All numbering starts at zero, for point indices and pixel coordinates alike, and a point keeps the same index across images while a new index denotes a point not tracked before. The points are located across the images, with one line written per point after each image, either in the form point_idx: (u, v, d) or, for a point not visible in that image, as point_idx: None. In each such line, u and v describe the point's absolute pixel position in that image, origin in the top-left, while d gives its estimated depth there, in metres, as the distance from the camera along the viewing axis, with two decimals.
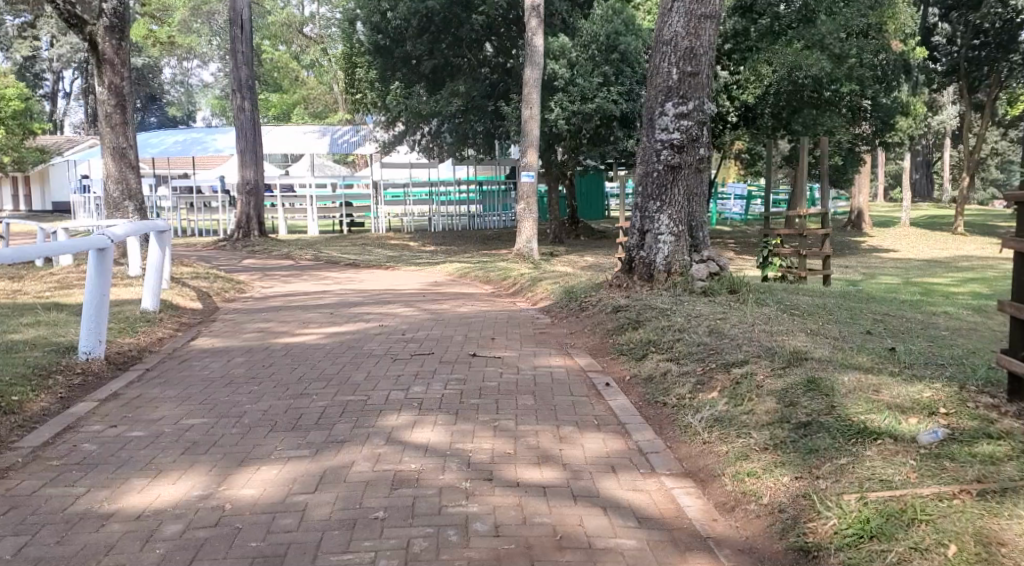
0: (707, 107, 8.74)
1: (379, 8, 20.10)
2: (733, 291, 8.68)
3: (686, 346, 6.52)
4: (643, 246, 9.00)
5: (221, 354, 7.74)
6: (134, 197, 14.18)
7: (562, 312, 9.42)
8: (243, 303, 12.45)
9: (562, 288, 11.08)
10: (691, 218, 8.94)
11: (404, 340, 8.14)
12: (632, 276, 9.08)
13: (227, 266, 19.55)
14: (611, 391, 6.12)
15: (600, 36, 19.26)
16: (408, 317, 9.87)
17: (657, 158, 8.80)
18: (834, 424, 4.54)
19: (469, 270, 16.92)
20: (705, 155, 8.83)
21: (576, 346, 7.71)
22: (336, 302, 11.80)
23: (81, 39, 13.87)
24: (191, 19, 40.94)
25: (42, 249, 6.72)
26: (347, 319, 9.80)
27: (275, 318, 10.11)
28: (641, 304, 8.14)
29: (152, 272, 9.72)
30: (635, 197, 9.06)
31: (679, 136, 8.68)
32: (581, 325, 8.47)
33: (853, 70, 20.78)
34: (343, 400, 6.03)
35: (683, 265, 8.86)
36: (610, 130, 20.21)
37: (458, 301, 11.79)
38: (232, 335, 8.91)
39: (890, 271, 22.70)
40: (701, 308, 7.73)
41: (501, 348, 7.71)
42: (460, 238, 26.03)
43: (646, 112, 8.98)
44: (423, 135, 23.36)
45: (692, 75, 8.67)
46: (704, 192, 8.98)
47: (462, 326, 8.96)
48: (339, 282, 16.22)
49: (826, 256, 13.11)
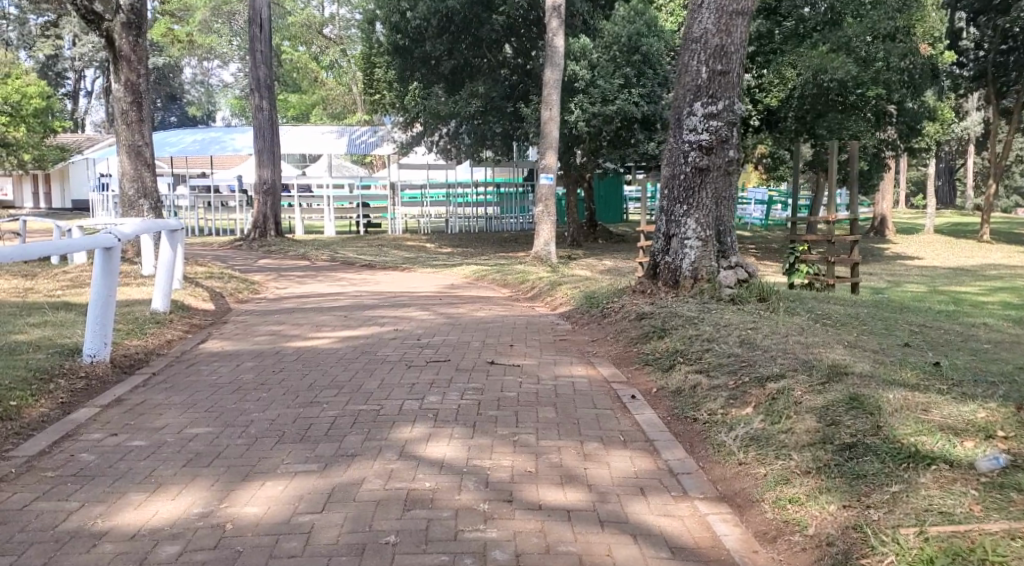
0: (738, 108, 8.40)
1: (398, 7, 19.86)
2: (762, 299, 8.34)
3: (717, 358, 6.19)
4: (669, 251, 8.70)
5: (230, 358, 7.46)
6: (149, 195, 13.97)
7: (583, 317, 9.09)
8: (256, 304, 12.20)
9: (582, 293, 10.75)
10: (720, 222, 8.61)
11: (420, 346, 7.85)
12: (657, 282, 8.76)
13: (243, 266, 19.36)
14: (638, 404, 5.79)
15: (622, 36, 18.85)
16: (424, 322, 9.57)
17: (684, 160, 8.49)
18: (882, 446, 4.20)
19: (487, 272, 16.62)
20: (735, 157, 8.49)
21: (599, 355, 7.38)
22: (349, 304, 11.51)
23: (98, 35, 13.70)
24: (212, 19, 40.92)
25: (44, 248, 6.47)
26: (361, 323, 9.51)
27: (288, 321, 9.84)
28: (667, 312, 7.81)
29: (164, 272, 9.47)
30: (662, 200, 8.76)
31: (708, 136, 8.35)
32: (604, 333, 8.15)
33: (880, 74, 20.40)
34: (356, 410, 5.73)
35: (711, 271, 8.52)
36: (631, 132, 19.84)
37: (475, 305, 11.48)
38: (243, 339, 8.64)
39: (916, 279, 22.24)
40: (731, 317, 7.40)
41: (520, 356, 7.40)
42: (477, 241, 25.74)
43: (674, 112, 8.68)
44: (441, 136, 23.11)
45: (723, 74, 8.34)
46: (732, 195, 8.64)
47: (480, 331, 8.65)
48: (354, 283, 15.95)
49: (855, 264, 12.75)
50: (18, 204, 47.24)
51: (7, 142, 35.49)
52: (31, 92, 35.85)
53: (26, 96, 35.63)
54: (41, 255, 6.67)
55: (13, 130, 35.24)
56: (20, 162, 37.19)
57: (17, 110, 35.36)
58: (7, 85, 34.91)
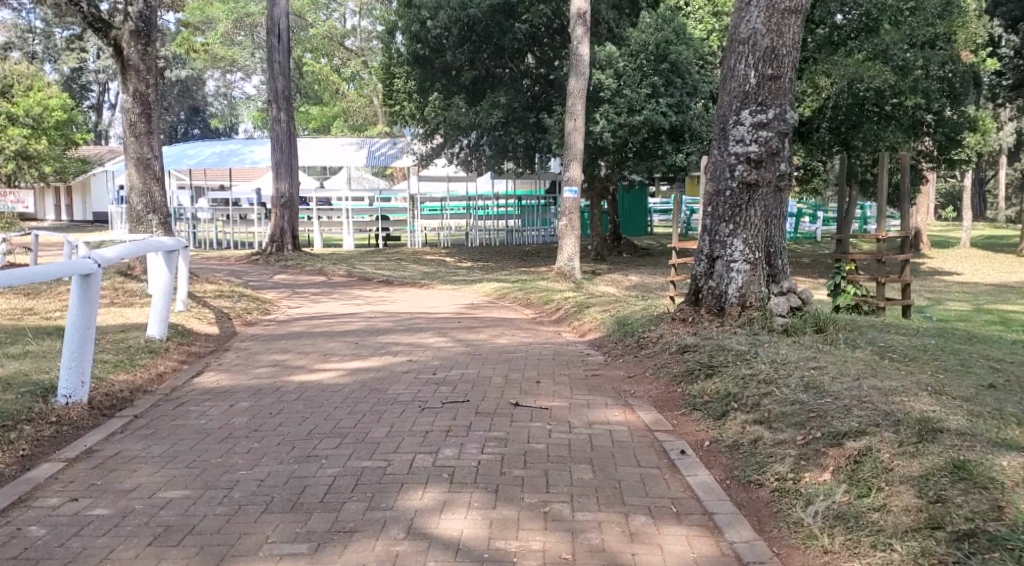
0: (790, 117, 7.61)
1: (418, 16, 19.10)
2: (819, 329, 7.52)
3: (779, 406, 5.35)
4: (713, 275, 7.83)
5: (225, 397, 6.67)
6: (159, 210, 13.22)
7: (617, 347, 8.24)
8: (265, 326, 11.43)
9: (613, 318, 9.88)
10: (770, 243, 7.79)
11: (438, 382, 7.02)
12: (699, 309, 7.93)
13: (257, 282, 18.67)
14: (688, 463, 4.97)
15: (650, 44, 18.19)
16: (443, 350, 8.75)
17: (730, 175, 7.67)
18: (1012, 538, 3.48)
19: (509, 290, 15.83)
20: (786, 170, 7.69)
21: (636, 395, 6.54)
22: (361, 328, 10.71)
23: (106, 44, 13.05)
24: (234, 32, 40.40)
25: (41, 274, 5.64)
26: (373, 351, 8.70)
27: (294, 348, 9.05)
28: (713, 345, 6.99)
29: (160, 294, 8.72)
30: (704, 219, 7.91)
31: (758, 148, 7.54)
32: (642, 367, 7.31)
33: (919, 82, 19.40)
34: (359, 467, 4.90)
35: (760, 297, 7.68)
36: (659, 143, 18.94)
37: (496, 329, 10.64)
38: (242, 371, 7.85)
39: (957, 296, 21.20)
40: (787, 352, 6.57)
41: (548, 395, 6.56)
42: (498, 255, 24.93)
43: (717, 121, 7.86)
44: (462, 148, 22.33)
45: (772, 79, 7.53)
46: (783, 213, 7.81)
47: (504, 363, 7.81)
48: (370, 302, 15.18)
49: (906, 284, 11.84)
50: (40, 216, 47.04)
51: (29, 155, 35.22)
52: (53, 104, 35.53)
53: (47, 109, 35.35)
54: (23, 281, 5.66)
55: (35, 143, 34.91)
56: (41, 175, 36.85)
57: (38, 122, 35.09)
58: (28, 97, 34.60)
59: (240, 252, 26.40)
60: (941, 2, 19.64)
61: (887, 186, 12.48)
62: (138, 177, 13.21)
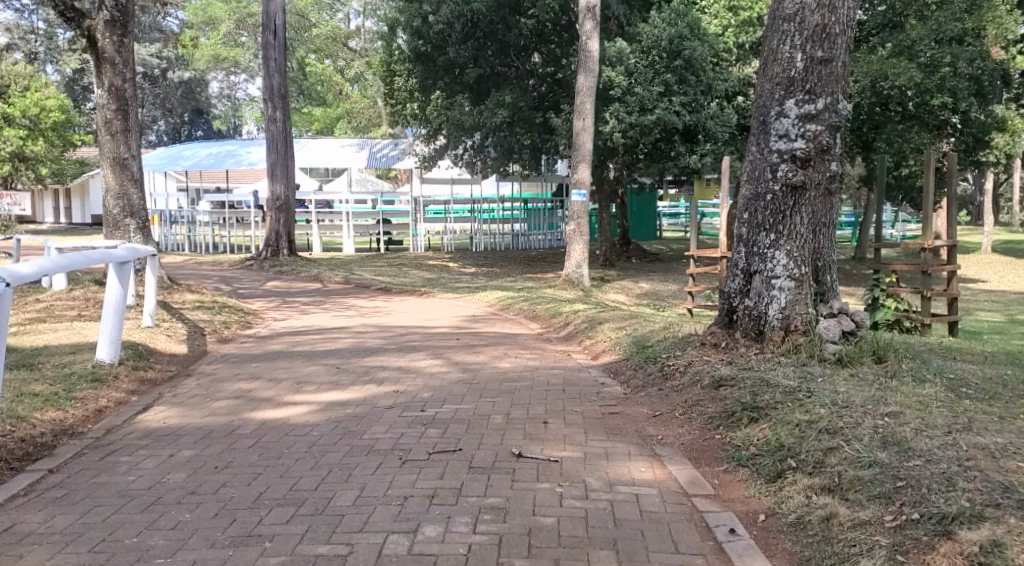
0: (843, 106, 6.48)
1: (420, 11, 18.12)
2: (879, 358, 6.36)
3: (852, 468, 4.23)
4: (750, 292, 6.70)
5: (167, 444, 5.52)
6: (137, 214, 12.08)
7: (637, 376, 7.09)
8: (243, 343, 10.30)
9: (630, 338, 8.68)
10: (818, 254, 6.65)
11: (424, 424, 5.84)
12: (734, 333, 6.79)
13: (247, 290, 17.56)
14: (741, 550, 3.86)
15: (662, 40, 16.93)
16: (435, 377, 7.58)
17: (771, 176, 6.55)
18: None
19: (515, 299, 14.71)
20: (837, 170, 6.57)
21: (665, 442, 5.40)
22: (347, 347, 9.56)
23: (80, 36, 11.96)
24: (237, 32, 39.38)
25: None
26: (355, 379, 7.52)
27: (268, 373, 7.92)
28: (755, 382, 5.89)
29: (112, 313, 7.57)
30: (740, 227, 6.79)
31: (805, 144, 6.42)
32: (669, 403, 6.17)
33: (947, 80, 18.22)
34: (313, 556, 3.78)
35: (807, 320, 6.52)
36: (671, 143, 17.77)
37: (499, 347, 9.49)
38: (197, 405, 6.71)
39: (986, 305, 20.05)
40: (847, 391, 5.45)
41: (558, 442, 5.41)
42: (503, 260, 23.78)
43: (756, 112, 6.72)
44: (465, 149, 21.18)
45: (824, 62, 6.39)
46: (833, 221, 6.66)
47: (505, 397, 6.63)
48: (364, 313, 14.05)
49: (953, 297, 10.72)
50: (39, 219, 45.77)
51: (25, 157, 34.14)
52: (51, 105, 34.54)
53: (45, 110, 34.37)
54: None
55: (31, 145, 33.82)
56: (38, 177, 35.74)
57: (35, 123, 34.08)
58: (25, 97, 33.55)
59: (235, 256, 25.22)
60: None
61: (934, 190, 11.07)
62: (113, 178, 12.05)
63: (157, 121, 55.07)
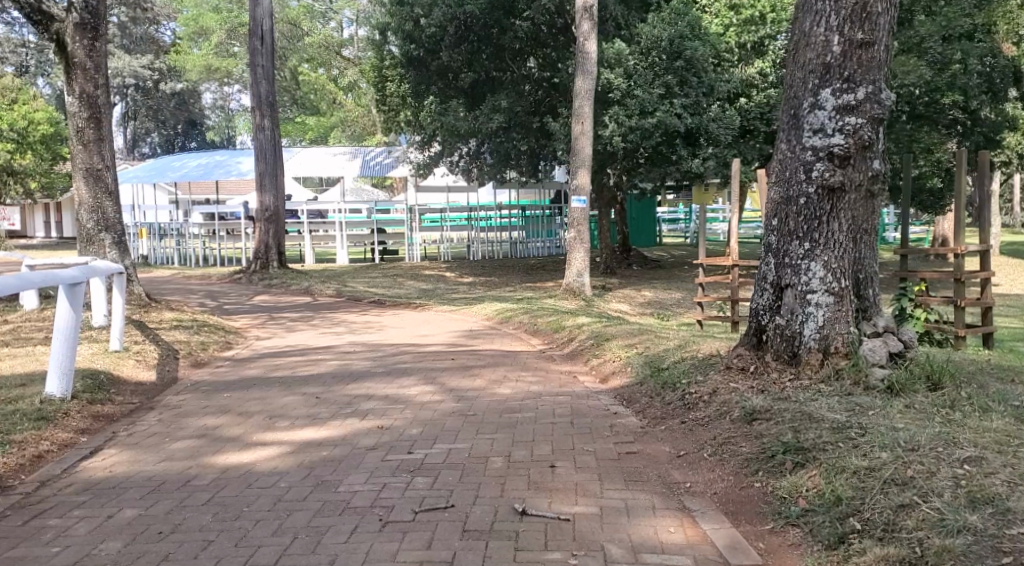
0: (885, 96, 5.68)
1: (412, 13, 17.35)
2: (933, 384, 5.52)
3: (938, 536, 3.53)
4: (781, 309, 5.89)
5: (106, 501, 4.68)
6: (113, 228, 11.18)
7: (654, 405, 6.25)
8: (220, 368, 9.46)
9: (642, 358, 7.84)
10: (858, 265, 5.85)
11: (411, 471, 5.02)
12: (764, 355, 5.97)
13: (234, 305, 16.73)
14: None
15: (662, 40, 16.14)
16: (425, 408, 6.74)
17: (805, 177, 5.75)
18: None
19: (514, 311, 13.90)
20: (879, 169, 5.78)
21: (694, 491, 4.58)
22: (331, 371, 8.72)
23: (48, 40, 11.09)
24: (228, 41, 38.53)
25: None
26: (336, 412, 6.69)
27: (240, 405, 7.08)
28: (795, 416, 5.08)
29: (60, 343, 6.68)
30: (769, 235, 5.99)
31: (843, 139, 5.63)
32: (694, 438, 5.37)
33: (957, 78, 17.24)
34: None
35: (849, 340, 5.70)
36: (673, 147, 16.88)
37: (498, 369, 8.65)
38: (153, 446, 5.86)
39: (1001, 310, 19.28)
40: (907, 427, 4.65)
41: (568, 491, 4.61)
42: (502, 269, 22.91)
43: (787, 104, 5.93)
44: (461, 156, 20.38)
45: (864, 46, 5.58)
46: (875, 227, 5.85)
47: (505, 433, 5.80)
48: (354, 330, 13.21)
49: (988, 306, 9.91)
50: (29, 233, 44.58)
51: (14, 171, 33.30)
52: (39, 118, 33.77)
53: (33, 122, 33.52)
54: None
55: (19, 158, 32.83)
56: (27, 191, 34.76)
57: (24, 136, 33.13)
58: (12, 111, 32.83)
59: (224, 269, 24.33)
60: None
61: (967, 185, 10.01)
62: (86, 192, 11.16)
63: (150, 133, 54.03)
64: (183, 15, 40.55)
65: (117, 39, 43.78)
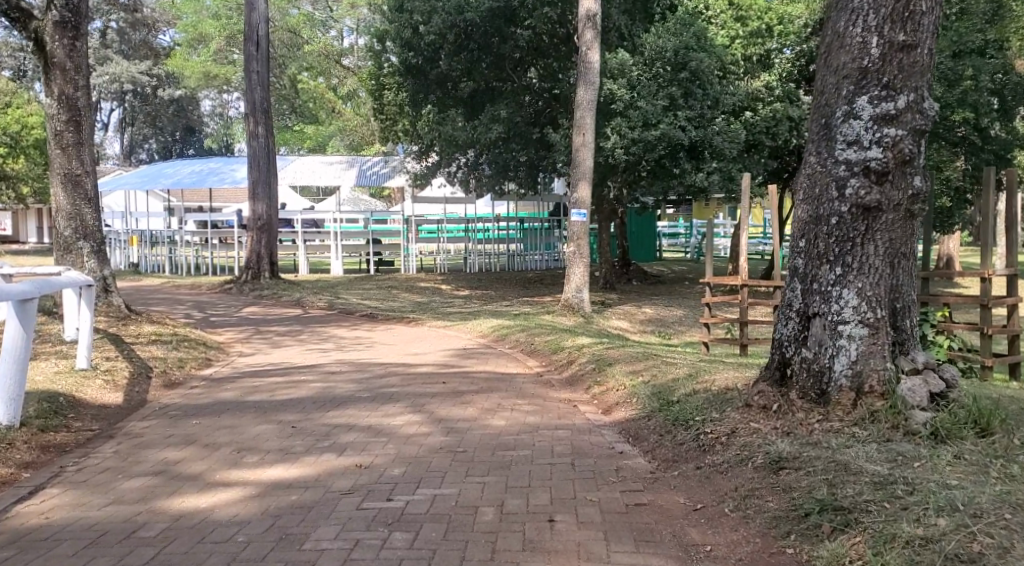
0: (929, 105, 5.09)
1: (410, 21, 16.78)
2: (982, 428, 4.88)
3: None
4: (808, 341, 5.28)
5: (35, 558, 4.08)
6: (92, 237, 10.43)
7: (665, 446, 5.61)
8: (194, 389, 8.82)
9: (649, 388, 7.20)
10: (896, 292, 5.22)
11: (389, 524, 4.39)
12: (787, 392, 5.35)
13: (220, 317, 16.11)
14: None
15: (666, 51, 15.57)
16: (410, 442, 6.09)
17: (837, 195, 5.14)
18: None
19: (511, 329, 13.29)
20: (920, 187, 5.17)
21: (716, 556, 3.98)
22: (313, 395, 8.08)
23: (26, 39, 10.36)
24: (227, 48, 37.83)
25: None
26: (312, 446, 6.04)
27: (207, 436, 6.43)
28: (830, 466, 4.47)
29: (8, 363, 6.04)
30: (794, 258, 5.40)
31: (882, 152, 5.03)
32: (714, 488, 4.75)
33: (968, 94, 16.60)
34: None
35: (886, 378, 5.08)
36: (676, 160, 16.12)
37: (492, 395, 8.00)
38: (103, 485, 5.23)
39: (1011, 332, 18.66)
40: (963, 484, 4.03)
41: (569, 555, 4.00)
42: (499, 282, 22.24)
43: (817, 113, 5.34)
44: (458, 167, 19.76)
45: (906, 48, 4.99)
46: (915, 251, 5.23)
47: (497, 476, 5.16)
48: (343, 347, 12.56)
49: (1015, 333, 9.31)
50: (21, 238, 43.82)
51: (5, 176, 32.58)
52: (33, 122, 33.07)
53: (27, 127, 32.82)
54: None
55: (11, 163, 32.11)
56: (19, 196, 34.10)
57: (16, 141, 32.40)
58: (5, 114, 32.16)
59: (216, 279, 23.71)
60: (991, 6, 17.01)
61: (995, 204, 9.41)
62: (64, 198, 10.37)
63: (147, 139, 53.40)
64: (182, 21, 39.99)
65: (116, 45, 43.11)
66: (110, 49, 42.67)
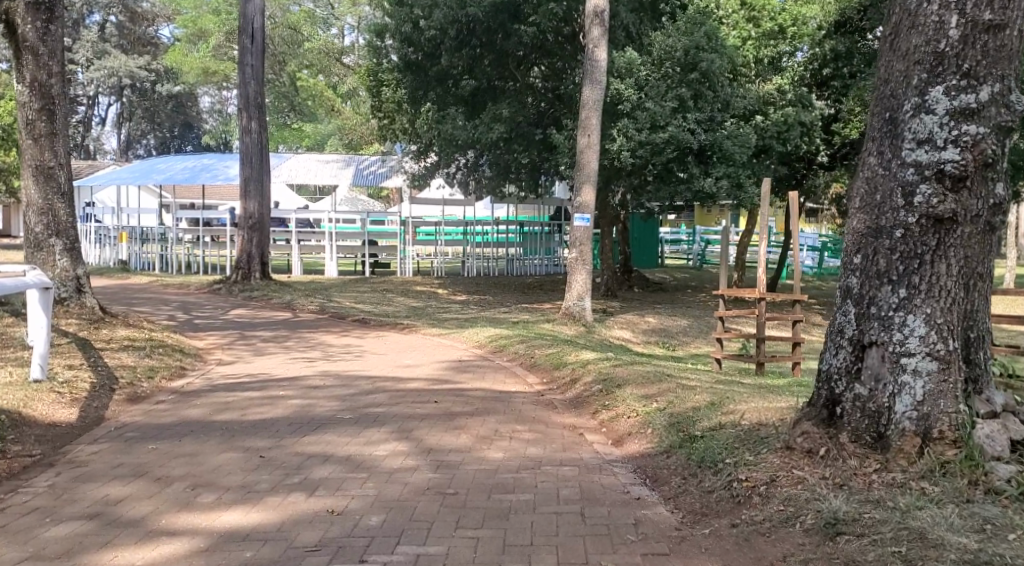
0: (1015, 98, 4.28)
1: (411, 15, 15.98)
2: None
3: None
4: (863, 375, 4.46)
5: None
6: (64, 234, 9.55)
7: (691, 495, 4.78)
8: (161, 404, 7.98)
9: (667, 418, 6.36)
10: (969, 320, 4.41)
11: None
12: (836, 434, 4.52)
13: (204, 319, 15.27)
14: None
15: (676, 50, 14.69)
16: (394, 480, 5.25)
17: (905, 203, 4.32)
18: None
19: (511, 339, 12.46)
20: (1002, 195, 4.37)
21: None
22: (290, 415, 7.23)
23: None
24: (226, 44, 36.94)
25: None
26: (279, 483, 5.21)
27: (161, 466, 5.58)
28: (902, 536, 3.68)
29: None
30: (848, 276, 4.57)
31: (959, 154, 4.22)
32: (756, 553, 3.94)
33: None
34: None
35: (960, 423, 4.25)
36: (684, 164, 15.22)
37: (489, 419, 7.15)
38: (25, 530, 4.40)
39: None
40: None
41: None
42: (497, 287, 21.40)
43: (879, 106, 4.52)
44: (457, 168, 18.94)
45: (990, 30, 4.18)
46: (991, 270, 4.42)
47: (494, 530, 4.35)
48: (331, 356, 11.72)
49: None
50: (13, 232, 42.82)
51: None
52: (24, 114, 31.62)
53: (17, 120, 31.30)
54: None
55: None
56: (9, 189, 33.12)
57: (7, 134, 30.90)
58: None
59: (205, 278, 22.83)
60: None
61: None
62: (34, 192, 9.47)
63: (145, 135, 52.27)
64: (182, 16, 39.09)
65: (114, 39, 42.17)
66: (107, 43, 41.71)
